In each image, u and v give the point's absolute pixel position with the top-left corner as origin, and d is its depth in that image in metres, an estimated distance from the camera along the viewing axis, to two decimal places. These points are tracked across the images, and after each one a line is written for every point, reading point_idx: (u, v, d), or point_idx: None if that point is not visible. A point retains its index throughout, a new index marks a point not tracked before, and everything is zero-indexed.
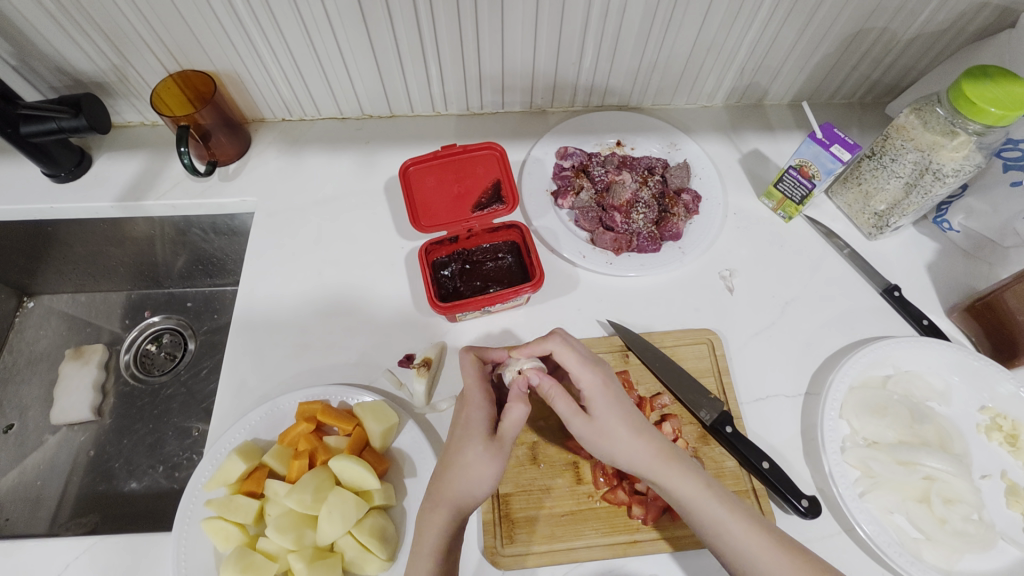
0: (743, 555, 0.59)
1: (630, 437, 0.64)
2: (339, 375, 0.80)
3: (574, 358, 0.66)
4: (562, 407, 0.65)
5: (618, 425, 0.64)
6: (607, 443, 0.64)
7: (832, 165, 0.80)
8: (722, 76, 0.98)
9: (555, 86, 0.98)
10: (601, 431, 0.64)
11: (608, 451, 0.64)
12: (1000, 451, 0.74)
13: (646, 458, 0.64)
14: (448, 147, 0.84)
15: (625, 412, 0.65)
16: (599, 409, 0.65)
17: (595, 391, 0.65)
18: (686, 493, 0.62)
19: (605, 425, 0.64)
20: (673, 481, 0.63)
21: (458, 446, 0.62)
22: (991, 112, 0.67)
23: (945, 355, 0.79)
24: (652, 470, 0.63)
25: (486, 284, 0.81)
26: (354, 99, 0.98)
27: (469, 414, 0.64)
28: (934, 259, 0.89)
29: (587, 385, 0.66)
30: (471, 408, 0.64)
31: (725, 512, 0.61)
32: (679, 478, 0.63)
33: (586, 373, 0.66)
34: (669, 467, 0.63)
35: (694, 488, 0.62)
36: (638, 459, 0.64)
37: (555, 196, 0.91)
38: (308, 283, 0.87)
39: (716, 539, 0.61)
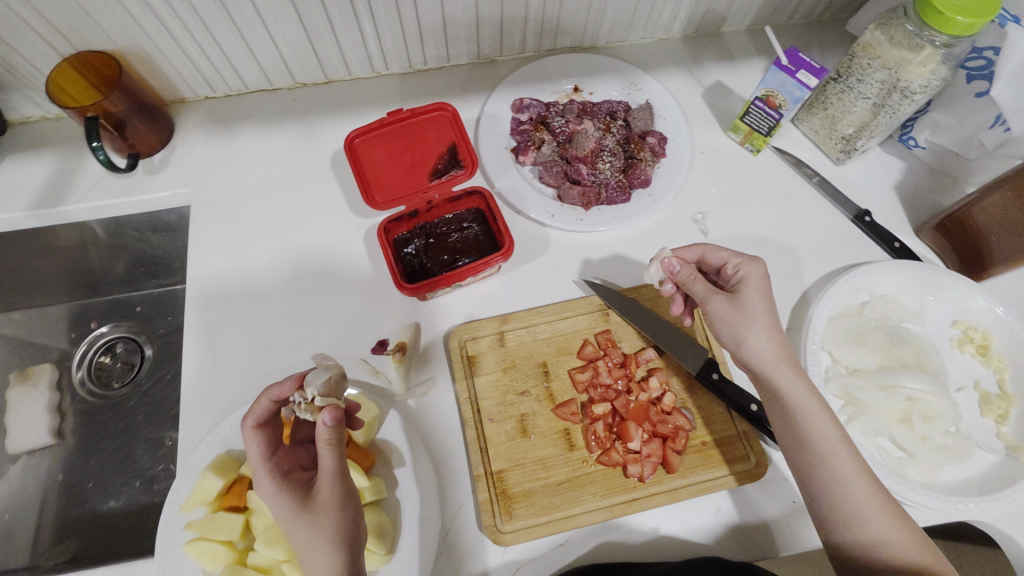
0: (835, 477, 0.59)
1: (763, 325, 0.65)
2: (310, 371, 0.75)
3: (726, 251, 0.69)
4: (701, 286, 0.68)
5: (758, 310, 0.65)
6: (739, 328, 0.65)
7: (799, 93, 0.77)
8: (678, 5, 0.91)
9: (502, 31, 0.90)
10: (741, 310, 0.65)
11: (737, 333, 0.65)
12: (972, 363, 0.77)
13: (774, 352, 0.64)
14: (394, 113, 0.76)
15: (762, 299, 0.66)
16: (745, 292, 0.66)
17: (752, 278, 0.67)
18: (799, 402, 0.62)
19: (749, 312, 0.65)
20: (792, 386, 0.62)
21: (288, 521, 0.58)
22: (958, 23, 0.64)
23: (918, 276, 0.79)
24: (770, 369, 0.64)
25: (454, 257, 0.76)
26: (282, 66, 0.88)
27: (263, 490, 0.60)
28: (902, 178, 0.88)
29: (749, 271, 0.67)
30: (263, 483, 0.60)
31: (834, 432, 0.61)
32: (799, 386, 0.62)
33: (743, 260, 0.68)
34: (792, 375, 0.63)
35: (811, 399, 0.62)
36: (767, 355, 0.64)
37: (514, 152, 0.87)
38: (261, 278, 0.81)
39: (818, 452, 0.60)
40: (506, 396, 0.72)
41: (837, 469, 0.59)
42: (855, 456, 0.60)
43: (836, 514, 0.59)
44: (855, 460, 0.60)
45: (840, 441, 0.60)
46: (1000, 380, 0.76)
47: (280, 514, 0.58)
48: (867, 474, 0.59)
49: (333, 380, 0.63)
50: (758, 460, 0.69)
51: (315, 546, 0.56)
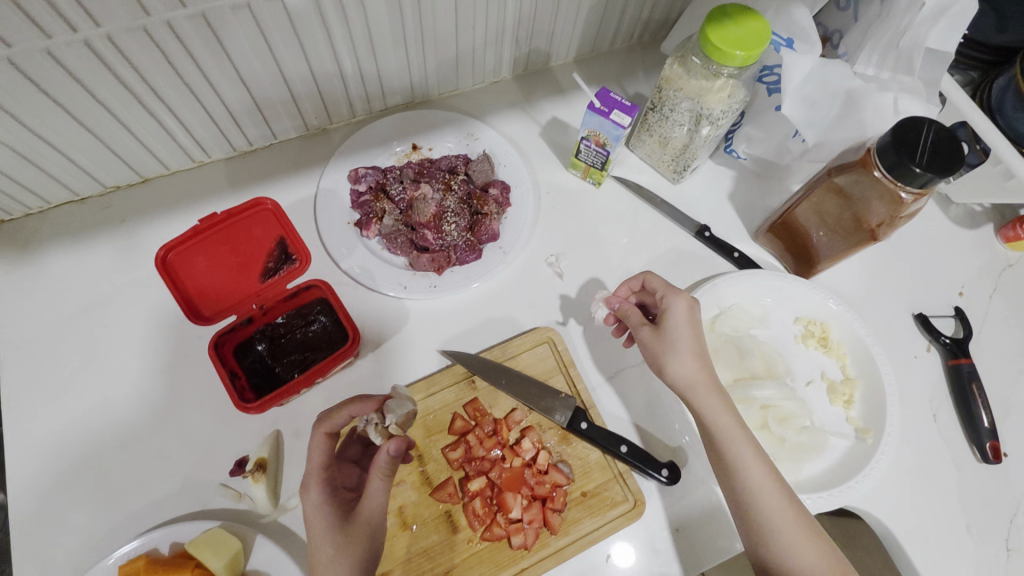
0: (760, 508, 0.61)
1: (689, 356, 0.66)
2: (165, 510, 0.69)
3: (660, 281, 0.71)
4: (636, 317, 0.71)
5: (685, 343, 0.66)
6: (666, 360, 0.67)
7: (617, 132, 0.78)
8: (499, 50, 0.92)
9: (325, 101, 0.87)
10: (664, 341, 0.67)
11: (663, 364, 0.67)
12: (817, 355, 0.82)
13: (700, 382, 0.65)
14: (207, 217, 0.70)
15: (688, 330, 0.67)
16: (670, 326, 0.67)
17: (677, 314, 0.68)
18: (727, 433, 0.64)
19: (673, 342, 0.67)
20: (718, 421, 0.64)
21: (320, 533, 0.62)
22: (738, 55, 0.67)
23: (758, 283, 0.84)
24: (704, 408, 0.65)
25: (303, 355, 0.72)
26: (84, 175, 0.80)
27: (308, 504, 0.64)
28: (734, 187, 0.92)
29: (676, 305, 0.68)
30: (311, 494, 0.64)
31: (761, 468, 0.62)
32: (727, 420, 0.64)
33: (669, 293, 0.70)
34: (729, 419, 0.64)
35: (739, 432, 0.64)
36: (702, 393, 0.65)
37: (358, 226, 0.84)
38: (95, 416, 0.73)
39: (746, 490, 0.62)
40: None
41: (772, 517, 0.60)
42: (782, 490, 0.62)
43: (773, 558, 0.60)
44: (780, 493, 0.62)
45: (773, 487, 0.62)
46: (842, 366, 0.81)
47: (318, 529, 0.62)
48: (791, 507, 0.61)
49: (408, 413, 0.69)
50: (634, 499, 0.71)
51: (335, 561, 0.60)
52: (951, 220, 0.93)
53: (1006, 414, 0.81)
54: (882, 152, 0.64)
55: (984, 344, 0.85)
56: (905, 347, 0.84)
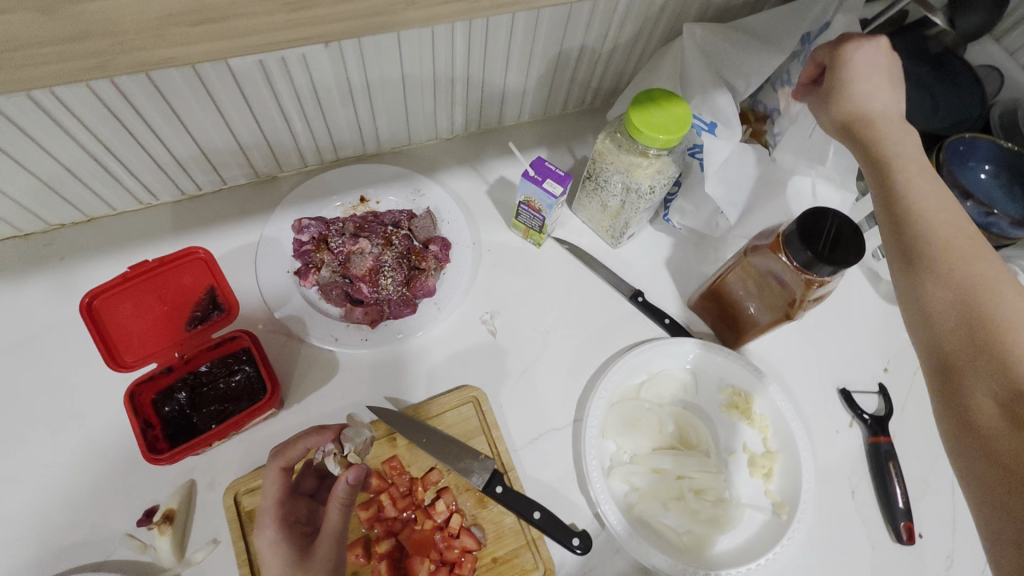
0: (965, 282, 0.51)
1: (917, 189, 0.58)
2: (66, 560, 0.68)
3: (887, 58, 0.64)
4: (865, 90, 0.64)
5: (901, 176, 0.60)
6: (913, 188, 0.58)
7: (551, 201, 0.81)
8: (449, 110, 0.95)
9: (274, 151, 0.89)
10: (885, 126, 0.63)
11: (888, 145, 0.61)
12: (740, 426, 0.83)
13: (936, 197, 0.57)
14: (138, 265, 0.72)
15: (904, 137, 0.62)
16: (877, 111, 0.63)
17: (886, 109, 0.64)
18: (938, 231, 0.55)
19: (895, 129, 0.63)
20: (937, 224, 0.55)
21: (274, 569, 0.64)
22: (658, 139, 0.71)
23: (684, 351, 0.85)
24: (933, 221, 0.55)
25: (222, 407, 0.72)
26: (26, 213, 0.82)
27: (265, 541, 0.66)
28: (671, 253, 0.95)
29: (884, 103, 0.64)
30: (265, 530, 0.66)
31: (994, 264, 0.52)
32: (929, 183, 0.58)
33: (868, 90, 0.64)
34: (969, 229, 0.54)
35: (947, 227, 0.55)
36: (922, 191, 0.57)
37: (297, 275, 0.85)
38: (6, 459, 0.73)
39: (981, 287, 0.51)
40: None
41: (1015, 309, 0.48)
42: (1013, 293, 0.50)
43: (993, 344, 0.48)
44: (995, 267, 0.52)
45: (1019, 295, 0.50)
46: (764, 438, 0.82)
47: (273, 565, 0.64)
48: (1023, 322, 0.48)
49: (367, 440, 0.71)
50: (543, 568, 0.71)
51: None
52: (882, 296, 0.95)
53: (923, 494, 0.82)
54: (789, 241, 0.68)
55: (907, 422, 0.86)
56: (828, 422, 0.85)
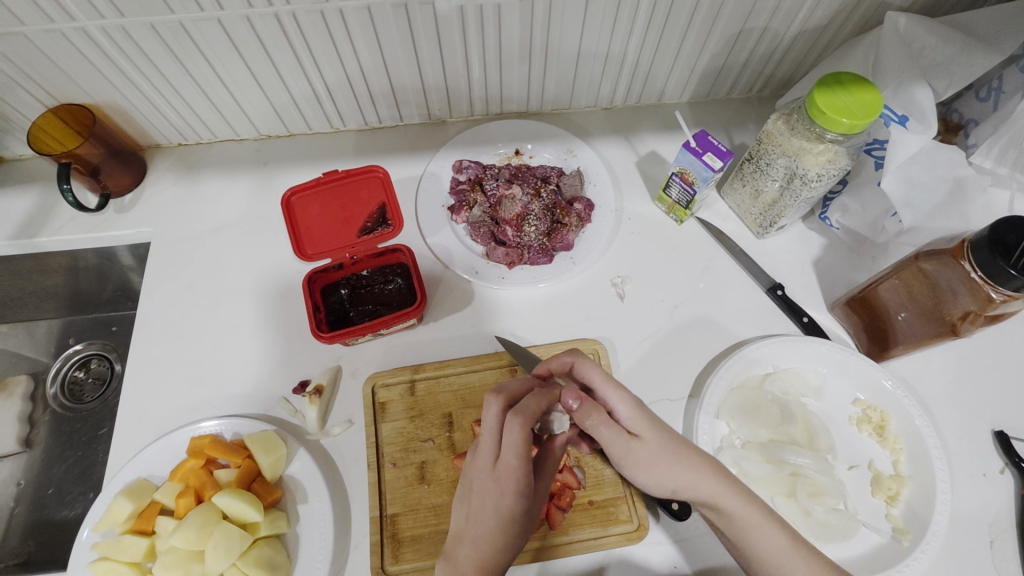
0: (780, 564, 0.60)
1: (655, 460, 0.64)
2: (235, 406, 0.82)
3: (599, 375, 0.66)
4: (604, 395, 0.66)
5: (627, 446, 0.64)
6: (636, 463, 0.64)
7: (707, 174, 0.81)
8: (614, 80, 0.98)
9: (450, 97, 0.98)
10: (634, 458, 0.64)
11: (652, 473, 0.64)
12: (869, 442, 0.78)
13: (675, 481, 0.63)
14: (330, 173, 0.83)
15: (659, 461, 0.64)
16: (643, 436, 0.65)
17: (633, 420, 0.65)
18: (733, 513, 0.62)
19: (647, 461, 0.64)
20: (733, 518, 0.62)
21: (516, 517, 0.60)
22: (842, 123, 0.68)
23: (820, 352, 0.81)
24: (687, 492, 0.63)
25: (375, 307, 0.82)
26: (247, 121, 0.97)
27: (513, 486, 0.59)
28: (821, 254, 0.90)
29: (622, 409, 0.65)
30: (519, 477, 0.59)
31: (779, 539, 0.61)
32: (727, 493, 0.62)
33: (611, 391, 0.66)
34: (718, 488, 0.63)
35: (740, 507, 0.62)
36: (648, 448, 0.64)
37: (450, 210, 0.93)
38: (204, 316, 0.88)
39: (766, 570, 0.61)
40: (409, 443, 0.77)
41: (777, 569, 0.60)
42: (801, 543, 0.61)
43: None
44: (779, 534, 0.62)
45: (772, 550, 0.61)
46: (896, 461, 0.76)
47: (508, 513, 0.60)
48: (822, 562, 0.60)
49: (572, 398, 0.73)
50: (638, 523, 0.73)
51: (517, 546, 0.60)
52: None
53: None
54: (976, 247, 0.63)
55: None
56: (973, 463, 0.77)
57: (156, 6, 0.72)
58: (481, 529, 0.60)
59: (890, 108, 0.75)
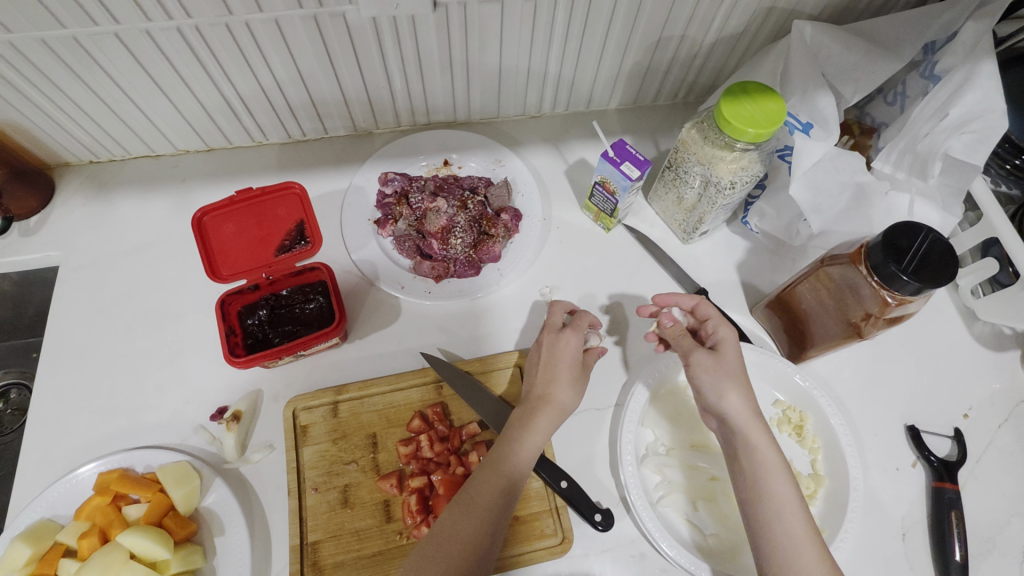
0: (775, 510, 0.62)
1: (741, 390, 0.66)
2: (149, 437, 0.78)
3: (710, 309, 0.75)
4: (686, 342, 0.72)
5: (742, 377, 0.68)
6: (723, 388, 0.66)
7: (625, 183, 0.81)
8: (541, 88, 0.97)
9: (374, 109, 0.96)
10: (721, 366, 0.68)
11: (717, 394, 0.66)
12: (789, 442, 0.80)
13: (746, 415, 0.65)
14: (243, 191, 0.80)
15: (734, 392, 0.66)
16: (728, 354, 0.69)
17: (729, 341, 0.71)
18: (767, 460, 0.63)
19: (721, 377, 0.67)
20: (761, 453, 0.64)
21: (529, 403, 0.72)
22: (748, 132, 0.69)
23: (742, 355, 0.82)
24: (748, 431, 0.65)
25: (295, 328, 0.79)
26: (162, 136, 0.93)
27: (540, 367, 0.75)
28: (744, 257, 0.92)
29: (722, 334, 0.72)
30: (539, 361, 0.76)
31: (788, 489, 0.63)
32: (767, 445, 0.64)
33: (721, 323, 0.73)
34: (762, 434, 0.65)
35: (773, 457, 0.64)
36: (726, 368, 0.68)
37: (376, 224, 0.91)
38: (117, 342, 0.84)
39: (766, 521, 0.62)
40: (331, 467, 0.75)
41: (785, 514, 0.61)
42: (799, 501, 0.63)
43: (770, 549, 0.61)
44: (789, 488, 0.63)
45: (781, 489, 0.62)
46: (814, 459, 0.78)
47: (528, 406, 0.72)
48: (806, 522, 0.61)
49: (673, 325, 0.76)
50: (563, 536, 0.73)
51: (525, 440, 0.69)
52: (973, 337, 0.87)
53: (986, 553, 0.74)
54: (871, 252, 0.65)
55: (980, 473, 0.78)
56: (887, 458, 0.79)
57: (44, 20, 0.68)
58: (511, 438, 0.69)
59: (792, 116, 0.77)
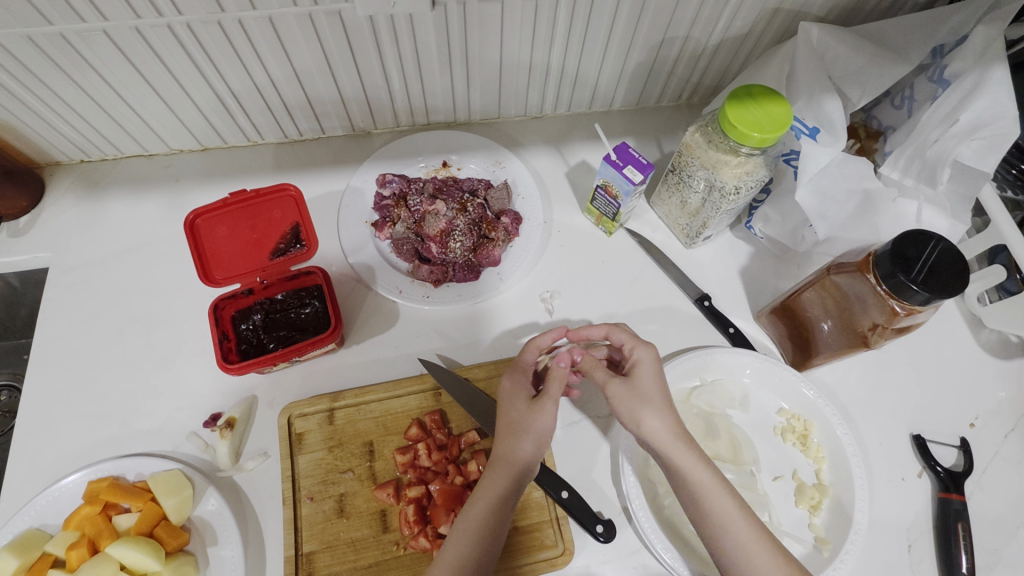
0: (718, 527, 0.61)
1: (661, 410, 0.65)
2: (141, 444, 0.77)
3: (626, 334, 0.70)
4: (601, 372, 0.68)
5: (653, 396, 0.66)
6: (639, 414, 0.65)
7: (628, 187, 0.80)
8: (542, 88, 0.96)
9: (372, 109, 0.94)
10: (634, 393, 0.66)
11: (634, 417, 0.65)
12: (793, 451, 0.78)
13: (664, 437, 0.64)
14: (238, 193, 0.78)
15: (654, 413, 0.65)
16: (642, 378, 0.67)
17: (646, 363, 0.68)
18: (697, 479, 0.62)
19: (637, 403, 0.65)
20: (691, 470, 0.63)
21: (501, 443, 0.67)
22: (753, 137, 0.67)
23: (745, 362, 0.81)
24: (670, 452, 0.64)
25: (290, 333, 0.77)
26: (155, 136, 0.91)
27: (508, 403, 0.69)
28: (748, 262, 0.91)
29: (640, 355, 0.68)
30: (509, 399, 0.69)
31: (728, 504, 0.62)
32: (691, 462, 0.63)
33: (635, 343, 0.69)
34: (685, 452, 0.63)
35: (705, 473, 0.63)
36: (622, 394, 0.66)
37: (374, 227, 0.89)
38: (108, 347, 0.83)
39: (718, 538, 0.62)
40: (328, 475, 0.74)
41: (730, 530, 0.61)
42: (747, 517, 0.62)
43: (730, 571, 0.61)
44: (733, 503, 0.62)
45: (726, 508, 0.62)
46: (818, 469, 0.77)
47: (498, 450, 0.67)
48: (760, 535, 0.62)
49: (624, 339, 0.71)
50: (563, 547, 0.71)
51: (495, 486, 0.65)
52: (979, 345, 0.86)
53: (992, 566, 0.73)
54: (879, 262, 0.64)
55: (985, 484, 0.77)
56: (892, 468, 0.78)
57: (30, 16, 0.66)
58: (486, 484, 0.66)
59: (798, 120, 0.76)
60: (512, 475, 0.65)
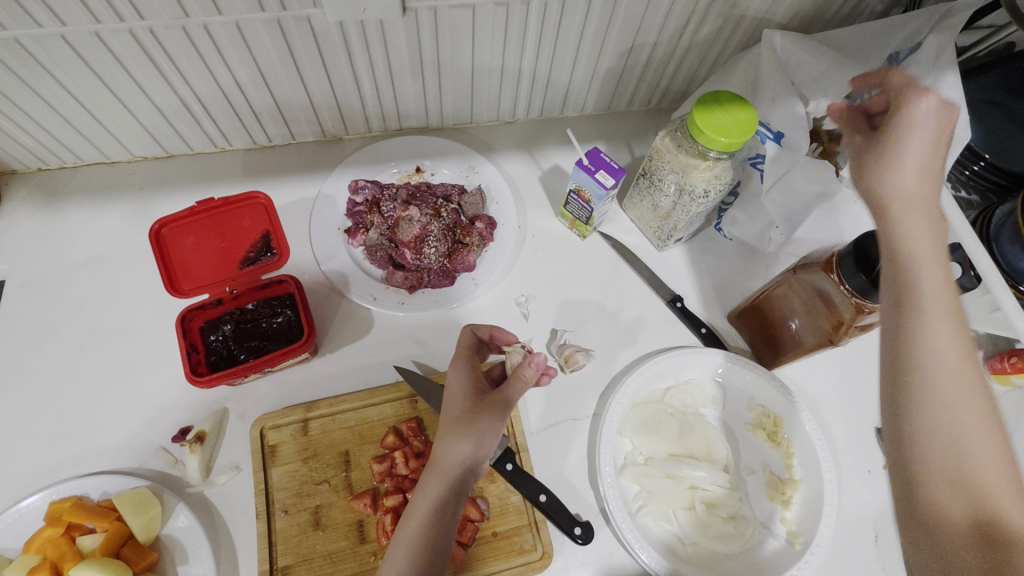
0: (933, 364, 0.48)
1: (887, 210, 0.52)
2: (106, 462, 0.74)
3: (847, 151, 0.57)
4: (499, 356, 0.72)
5: (921, 144, 0.51)
6: (906, 212, 0.51)
7: (600, 191, 0.80)
8: (514, 94, 0.96)
9: (343, 114, 0.93)
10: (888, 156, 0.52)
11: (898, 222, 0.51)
12: (765, 448, 0.80)
13: (924, 233, 0.50)
14: (205, 201, 0.76)
15: (908, 195, 0.51)
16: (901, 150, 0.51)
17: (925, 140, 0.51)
18: (936, 346, 0.48)
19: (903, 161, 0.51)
20: (935, 337, 0.48)
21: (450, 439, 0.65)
22: (720, 141, 0.69)
23: (717, 361, 0.83)
24: (926, 294, 0.49)
25: (262, 344, 0.76)
26: (116, 143, 0.89)
27: (456, 401, 0.67)
28: (718, 264, 0.93)
29: (918, 126, 0.51)
30: (456, 400, 0.67)
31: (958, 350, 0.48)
32: (941, 328, 0.48)
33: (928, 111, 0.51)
34: (943, 299, 0.49)
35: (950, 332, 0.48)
36: (911, 216, 0.51)
37: (347, 233, 0.88)
38: (69, 362, 0.80)
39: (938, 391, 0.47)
40: (302, 487, 0.72)
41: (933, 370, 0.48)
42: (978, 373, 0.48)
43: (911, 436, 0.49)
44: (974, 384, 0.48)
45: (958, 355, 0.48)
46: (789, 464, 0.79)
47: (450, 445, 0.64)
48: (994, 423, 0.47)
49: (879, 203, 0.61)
50: (542, 551, 0.72)
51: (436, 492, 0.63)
52: None
53: None
54: (842, 262, 0.66)
55: None
56: (858, 461, 0.81)
57: None
58: (431, 490, 0.63)
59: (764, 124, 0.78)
60: (446, 478, 0.63)
